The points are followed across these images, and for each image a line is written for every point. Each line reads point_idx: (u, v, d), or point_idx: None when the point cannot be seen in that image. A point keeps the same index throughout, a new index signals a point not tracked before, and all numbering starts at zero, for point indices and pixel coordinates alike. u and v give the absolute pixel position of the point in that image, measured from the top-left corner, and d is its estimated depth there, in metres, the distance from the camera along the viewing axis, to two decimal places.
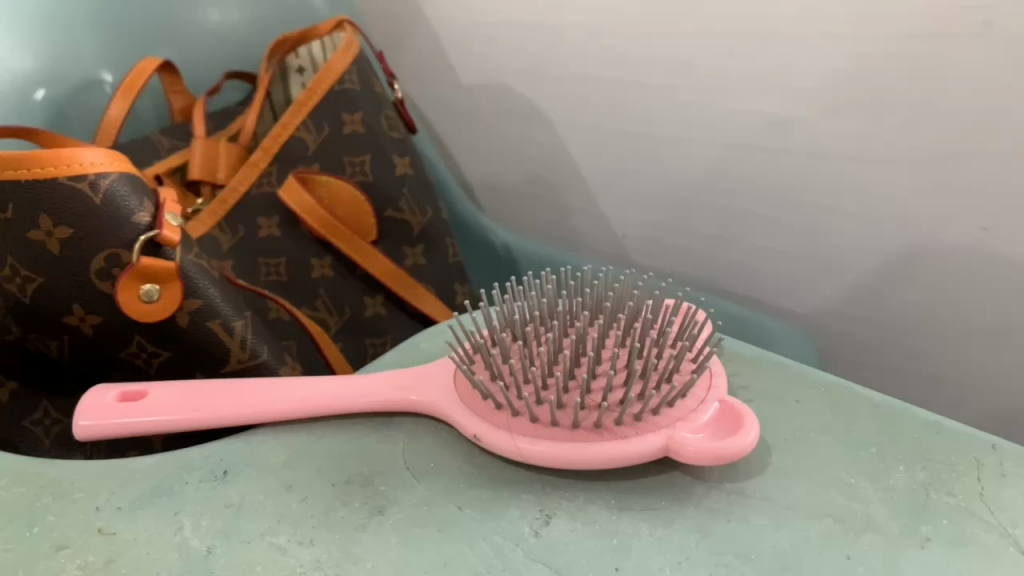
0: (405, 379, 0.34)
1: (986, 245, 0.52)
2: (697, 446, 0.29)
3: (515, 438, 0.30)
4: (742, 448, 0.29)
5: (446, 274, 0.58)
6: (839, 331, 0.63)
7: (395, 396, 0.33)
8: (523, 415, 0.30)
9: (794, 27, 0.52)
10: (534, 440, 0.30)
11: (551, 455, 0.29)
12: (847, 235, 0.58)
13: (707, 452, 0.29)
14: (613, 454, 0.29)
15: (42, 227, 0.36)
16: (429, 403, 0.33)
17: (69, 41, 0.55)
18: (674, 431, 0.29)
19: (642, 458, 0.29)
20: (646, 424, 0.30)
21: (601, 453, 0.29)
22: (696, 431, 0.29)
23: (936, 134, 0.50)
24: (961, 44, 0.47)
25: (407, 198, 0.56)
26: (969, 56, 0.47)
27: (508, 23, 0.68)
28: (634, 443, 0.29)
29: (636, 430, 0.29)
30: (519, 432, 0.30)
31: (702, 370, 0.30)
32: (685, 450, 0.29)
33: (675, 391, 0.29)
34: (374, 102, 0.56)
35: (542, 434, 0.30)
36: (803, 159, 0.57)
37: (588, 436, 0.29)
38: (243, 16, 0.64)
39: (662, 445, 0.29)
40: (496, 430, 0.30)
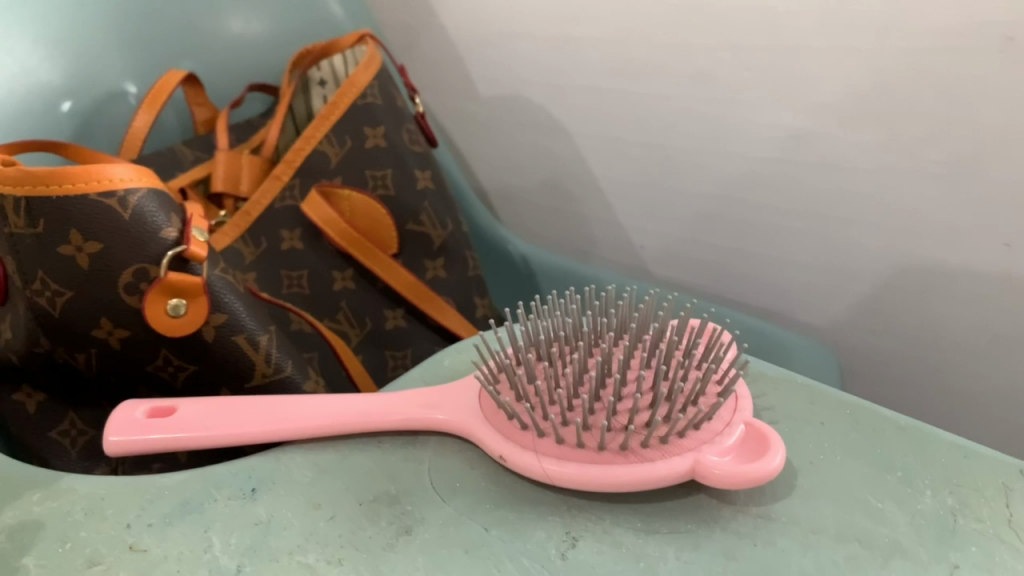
0: (431, 397, 0.34)
1: (1008, 261, 0.52)
2: (725, 472, 0.29)
3: (542, 460, 0.30)
4: (767, 472, 0.29)
5: (465, 287, 0.58)
6: (858, 344, 0.63)
7: (422, 414, 0.33)
8: (549, 436, 0.30)
9: (812, 40, 0.52)
10: (560, 461, 0.30)
11: (578, 477, 0.29)
12: (864, 248, 0.58)
13: (733, 476, 0.29)
14: (639, 477, 0.29)
15: (72, 242, 0.36)
16: (454, 422, 0.33)
17: (94, 54, 0.56)
18: (700, 454, 0.29)
19: (668, 480, 0.29)
20: (671, 447, 0.30)
21: (627, 476, 0.29)
22: (723, 455, 0.29)
23: (954, 149, 0.50)
24: (983, 60, 0.47)
25: (428, 211, 0.56)
26: (992, 71, 0.47)
27: (524, 35, 0.69)
28: (661, 466, 0.29)
29: (662, 453, 0.29)
30: (545, 453, 0.30)
31: (727, 394, 0.30)
32: (711, 473, 0.29)
33: (702, 414, 0.29)
34: (396, 116, 0.56)
35: (568, 455, 0.30)
36: (821, 172, 0.57)
37: (614, 458, 0.29)
38: (265, 29, 0.65)
39: (690, 469, 0.29)
40: (523, 450, 0.31)
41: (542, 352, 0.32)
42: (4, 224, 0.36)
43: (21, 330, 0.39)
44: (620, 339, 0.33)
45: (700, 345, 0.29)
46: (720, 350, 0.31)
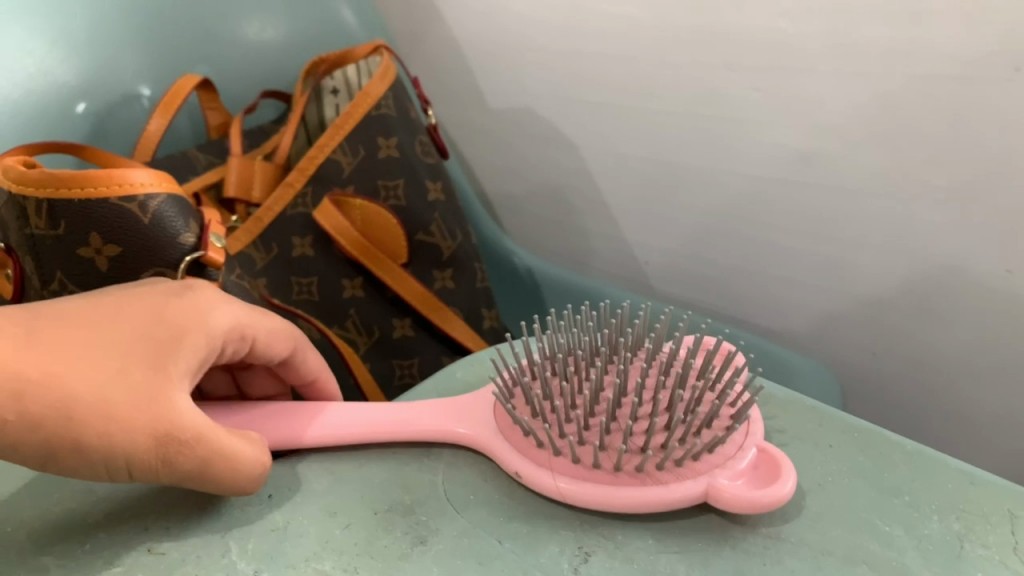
0: (446, 410, 0.35)
1: (1010, 287, 0.53)
2: (738, 496, 0.29)
3: (557, 478, 0.31)
4: (778, 498, 0.29)
5: (473, 297, 0.58)
6: (857, 364, 0.64)
7: (441, 427, 0.34)
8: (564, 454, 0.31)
9: (820, 63, 0.53)
10: (576, 481, 0.30)
11: (593, 496, 0.30)
12: (867, 269, 0.59)
13: (746, 501, 0.29)
14: (654, 500, 0.30)
15: (91, 244, 0.36)
16: (469, 436, 0.33)
17: (111, 55, 0.57)
18: (713, 478, 0.30)
19: (682, 503, 0.30)
20: (685, 470, 0.30)
21: (642, 497, 0.30)
22: (737, 480, 0.30)
23: (959, 175, 0.51)
24: (991, 87, 0.47)
25: (438, 222, 0.57)
26: (1000, 98, 0.47)
27: (535, 49, 0.70)
28: (676, 488, 0.30)
29: (676, 475, 0.30)
30: (560, 472, 0.31)
31: (741, 420, 0.31)
32: (723, 498, 0.29)
33: (717, 439, 0.30)
34: (409, 127, 0.56)
35: (584, 475, 0.30)
36: (825, 194, 0.58)
37: (630, 479, 0.30)
38: (280, 36, 0.65)
39: (703, 493, 0.30)
40: (539, 468, 0.31)
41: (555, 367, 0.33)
42: (25, 225, 0.36)
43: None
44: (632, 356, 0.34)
45: (715, 371, 0.29)
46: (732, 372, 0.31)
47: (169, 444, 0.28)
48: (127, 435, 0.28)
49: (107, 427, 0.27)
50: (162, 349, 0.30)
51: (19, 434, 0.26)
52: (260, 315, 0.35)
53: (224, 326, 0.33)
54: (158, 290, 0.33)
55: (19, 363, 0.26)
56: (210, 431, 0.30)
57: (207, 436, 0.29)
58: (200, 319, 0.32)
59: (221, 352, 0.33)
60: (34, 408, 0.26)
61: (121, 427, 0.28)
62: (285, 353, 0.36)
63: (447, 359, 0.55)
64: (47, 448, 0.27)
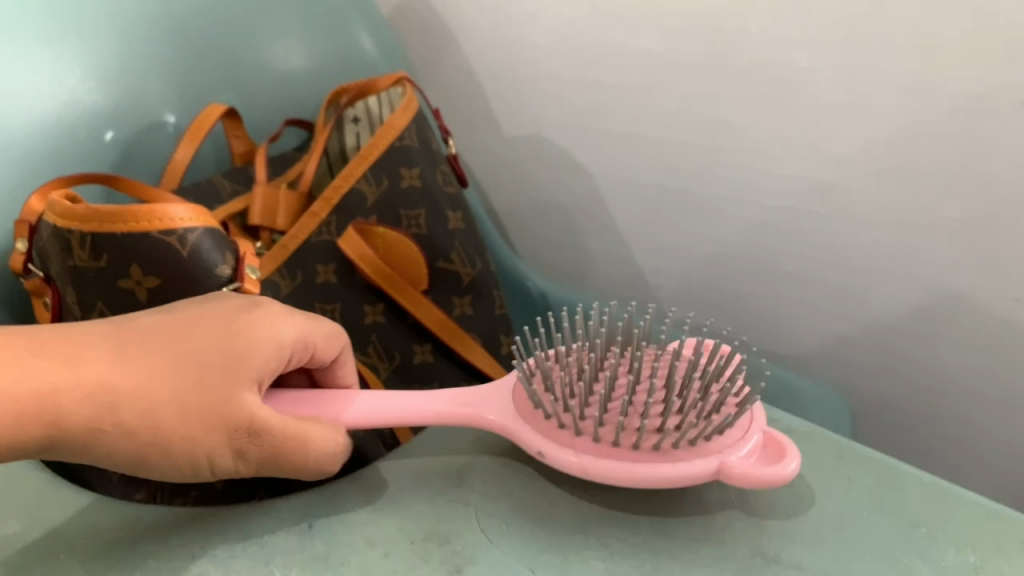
0: (477, 400, 0.38)
1: (1017, 318, 0.55)
2: (748, 471, 0.33)
3: (581, 456, 0.34)
4: (783, 477, 0.33)
5: (492, 324, 0.59)
6: (865, 390, 0.65)
7: (471, 414, 0.38)
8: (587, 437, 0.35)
9: (832, 97, 0.56)
10: (598, 458, 0.34)
11: (611, 470, 0.34)
12: (878, 298, 0.61)
13: (754, 477, 0.33)
14: (670, 476, 0.33)
15: (132, 276, 0.38)
16: (498, 423, 0.37)
17: (138, 84, 0.58)
18: (724, 458, 0.34)
19: (697, 478, 0.33)
20: (698, 450, 0.34)
21: (659, 473, 0.33)
22: (746, 458, 0.34)
23: (970, 207, 0.54)
24: (1002, 119, 0.50)
25: (458, 249, 0.58)
26: (1009, 131, 0.50)
27: (550, 77, 0.71)
28: (689, 465, 0.33)
29: (689, 454, 0.34)
30: (584, 451, 0.34)
31: (747, 406, 0.34)
32: (733, 474, 0.33)
33: (725, 423, 0.33)
34: (430, 157, 0.58)
35: (602, 451, 0.34)
36: (837, 224, 0.60)
37: (644, 455, 0.34)
38: (305, 63, 0.67)
39: (717, 469, 0.33)
40: (563, 448, 0.35)
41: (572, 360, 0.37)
42: (68, 257, 0.38)
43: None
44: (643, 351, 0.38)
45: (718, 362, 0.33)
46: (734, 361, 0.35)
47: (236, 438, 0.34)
48: (203, 437, 0.33)
49: (185, 431, 0.33)
50: (232, 360, 0.35)
51: (115, 441, 0.32)
52: (317, 321, 0.39)
53: (289, 335, 0.37)
54: (238, 300, 0.37)
55: (110, 379, 0.32)
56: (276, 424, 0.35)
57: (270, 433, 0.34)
58: (267, 332, 0.36)
59: (290, 359, 0.37)
60: (122, 417, 0.32)
61: (198, 431, 0.33)
62: (334, 355, 0.40)
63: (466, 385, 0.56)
64: (141, 454, 0.33)
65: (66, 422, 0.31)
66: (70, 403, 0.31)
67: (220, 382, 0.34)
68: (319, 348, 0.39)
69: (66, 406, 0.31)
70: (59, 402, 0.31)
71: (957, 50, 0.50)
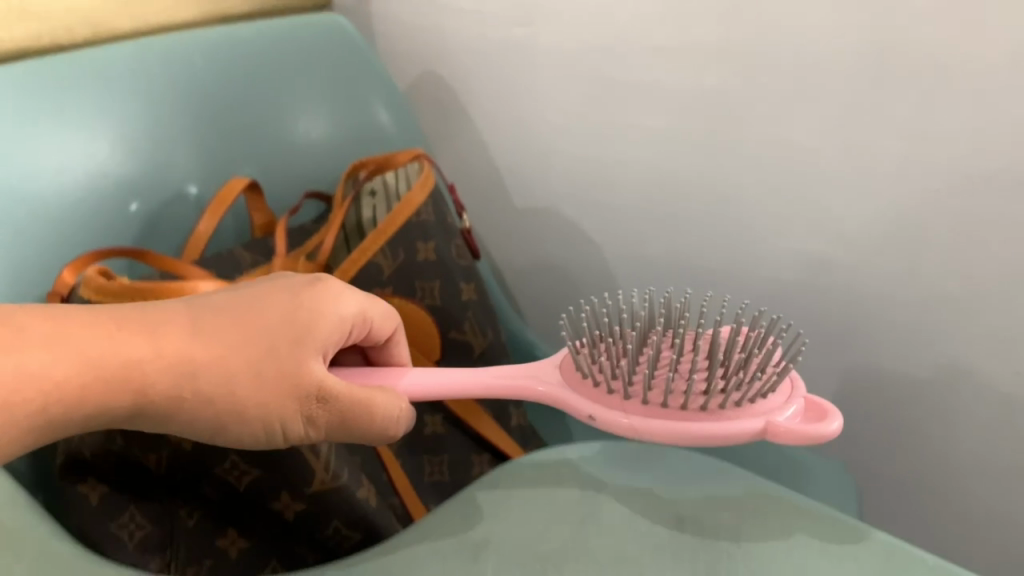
0: (530, 374, 0.45)
1: (1017, 390, 0.58)
2: (792, 429, 0.39)
3: (631, 417, 0.41)
4: (826, 434, 0.39)
5: (503, 396, 0.60)
6: (869, 465, 0.67)
7: (528, 384, 0.45)
8: (636, 400, 0.42)
9: (834, 175, 0.59)
10: (647, 419, 0.41)
11: (661, 429, 0.40)
12: (883, 370, 0.63)
13: (795, 432, 0.39)
14: (718, 433, 0.40)
15: None
16: (550, 394, 0.44)
17: (164, 155, 0.60)
18: (768, 417, 0.40)
19: (744, 437, 0.40)
20: (744, 410, 0.40)
21: (706, 431, 0.40)
22: (786, 419, 0.40)
23: (972, 281, 0.57)
24: (1000, 198, 0.54)
25: (471, 320, 0.59)
26: (1005, 209, 0.54)
27: (563, 152, 0.74)
28: (734, 423, 0.40)
29: (734, 414, 0.40)
30: (632, 412, 0.42)
31: (786, 374, 0.40)
32: (778, 432, 0.39)
33: (765, 388, 0.40)
34: (446, 231, 0.60)
35: (653, 415, 0.41)
36: (843, 298, 0.63)
37: (690, 417, 0.41)
38: (326, 135, 0.70)
39: (761, 429, 0.40)
40: (614, 411, 0.42)
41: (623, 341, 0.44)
42: None
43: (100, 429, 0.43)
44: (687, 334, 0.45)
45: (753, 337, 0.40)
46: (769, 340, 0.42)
47: (305, 402, 0.39)
48: (276, 404, 0.38)
49: (258, 398, 0.38)
50: (298, 333, 0.39)
51: (196, 408, 0.37)
52: (373, 300, 0.44)
53: (350, 310, 0.41)
54: (301, 279, 0.41)
55: (191, 352, 0.36)
56: (341, 391, 0.39)
57: (335, 397, 0.39)
58: (330, 307, 0.40)
59: (353, 330, 0.42)
60: (203, 387, 0.36)
61: (271, 399, 0.38)
62: (388, 334, 0.45)
63: (475, 456, 0.57)
64: (220, 419, 0.37)
65: (153, 389, 0.35)
66: (156, 374, 0.35)
67: (290, 352, 0.38)
68: (377, 321, 0.44)
69: (153, 376, 0.35)
70: (147, 373, 0.35)
71: (955, 129, 0.54)
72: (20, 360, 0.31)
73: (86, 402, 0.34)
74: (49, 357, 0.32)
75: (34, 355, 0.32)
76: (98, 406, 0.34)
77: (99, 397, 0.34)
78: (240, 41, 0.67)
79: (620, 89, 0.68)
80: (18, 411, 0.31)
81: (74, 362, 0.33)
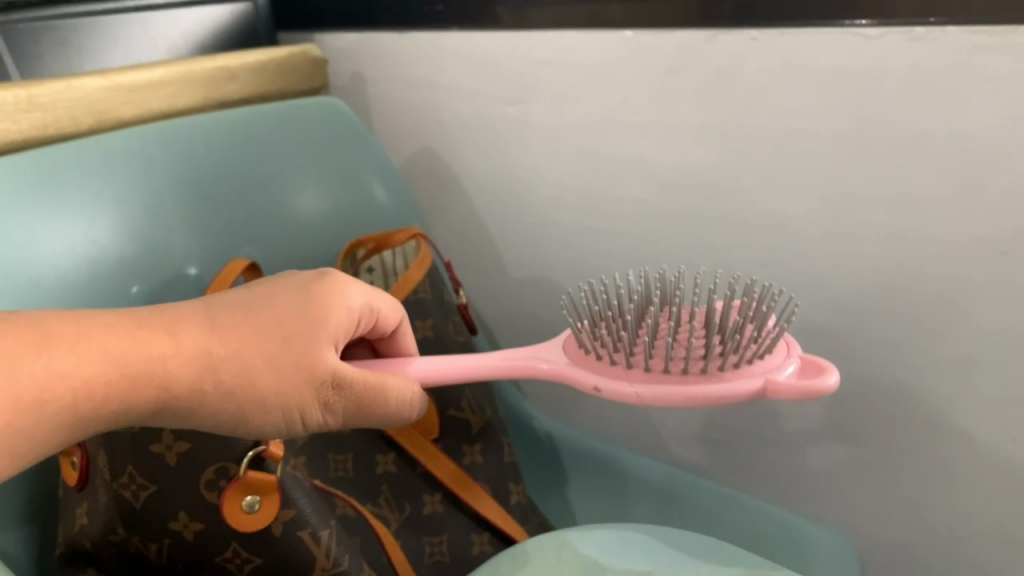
0: (536, 355, 0.50)
1: (1016, 455, 0.58)
2: (789, 386, 0.43)
3: (636, 385, 0.46)
4: (824, 387, 0.43)
5: (502, 472, 0.60)
6: (873, 530, 0.68)
7: (535, 363, 0.49)
8: (639, 369, 0.46)
9: (821, 245, 0.61)
10: (651, 386, 0.45)
11: (666, 395, 0.45)
12: (877, 434, 0.65)
13: (795, 389, 0.43)
14: (722, 393, 0.44)
15: (163, 441, 0.43)
16: (556, 370, 0.49)
17: (165, 237, 0.61)
18: (767, 377, 0.44)
19: (745, 396, 0.44)
20: (743, 371, 0.45)
21: (710, 391, 0.44)
22: (784, 377, 0.44)
23: (963, 348, 0.58)
24: (984, 268, 0.55)
25: (469, 397, 0.60)
26: (991, 278, 0.55)
27: (557, 225, 0.76)
28: (736, 384, 0.44)
29: (735, 376, 0.44)
30: (636, 379, 0.46)
31: (777, 339, 0.45)
32: (778, 388, 0.44)
33: (760, 351, 0.44)
34: (443, 309, 0.61)
35: (657, 382, 0.45)
36: (836, 363, 0.64)
37: (693, 381, 0.45)
38: (327, 207, 0.71)
39: (760, 388, 0.44)
40: (620, 382, 0.46)
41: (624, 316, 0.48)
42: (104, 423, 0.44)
43: (102, 518, 0.45)
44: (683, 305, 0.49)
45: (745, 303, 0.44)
46: (760, 305, 0.46)
47: (319, 387, 0.42)
48: (291, 391, 0.41)
49: (274, 387, 0.41)
50: (310, 326, 0.42)
51: (215, 400, 0.40)
52: (379, 292, 0.48)
53: (356, 302, 0.45)
54: (307, 275, 0.45)
55: (210, 348, 0.39)
56: (351, 377, 0.43)
57: (347, 380, 0.43)
58: (337, 300, 0.44)
59: (359, 321, 0.46)
60: (223, 378, 0.40)
61: (287, 387, 0.41)
62: (395, 324, 0.49)
63: (477, 536, 0.57)
64: (239, 409, 0.40)
65: (175, 385, 0.38)
66: (178, 369, 0.38)
67: (302, 342, 0.42)
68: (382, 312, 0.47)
69: (176, 371, 0.38)
70: (170, 368, 0.38)
71: (937, 198, 0.54)
72: (52, 360, 0.34)
73: (116, 398, 0.36)
74: (79, 356, 0.35)
75: (64, 355, 0.34)
76: (125, 403, 0.37)
77: (127, 394, 0.37)
78: (241, 123, 0.69)
79: (611, 163, 0.70)
80: (51, 407, 0.34)
81: (103, 361, 0.36)
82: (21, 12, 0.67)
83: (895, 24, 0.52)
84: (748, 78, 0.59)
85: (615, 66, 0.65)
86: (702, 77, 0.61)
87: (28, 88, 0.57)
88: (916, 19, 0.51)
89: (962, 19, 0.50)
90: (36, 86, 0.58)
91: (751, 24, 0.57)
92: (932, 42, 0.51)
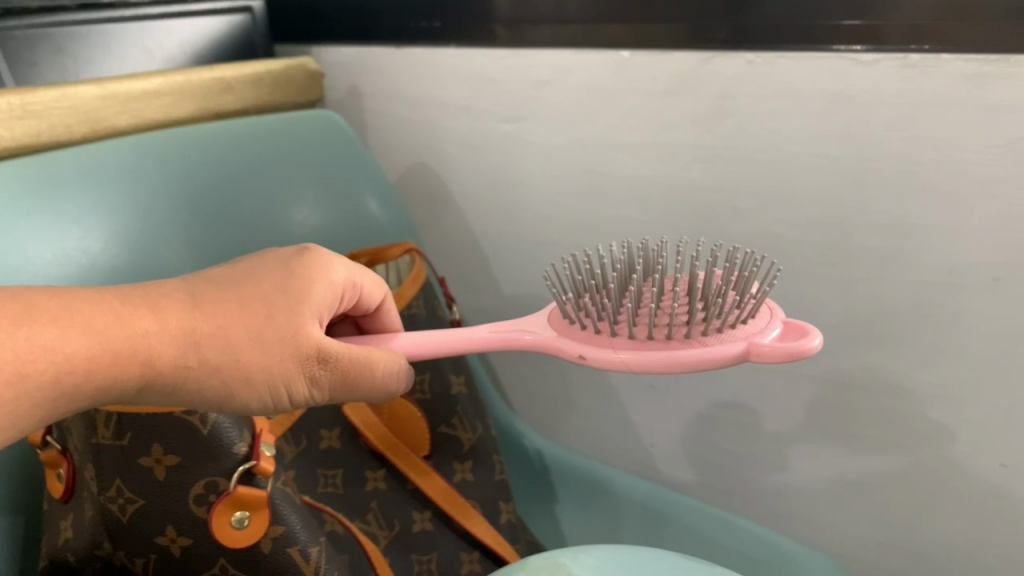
0: (518, 327, 0.50)
1: (1005, 481, 0.58)
2: (773, 349, 0.43)
3: (620, 353, 0.45)
4: (807, 349, 0.42)
5: (492, 490, 0.60)
6: (862, 553, 0.68)
7: (518, 334, 0.49)
8: (623, 338, 0.46)
9: (813, 267, 0.61)
10: (635, 352, 0.45)
11: (649, 360, 0.44)
12: (868, 457, 0.64)
13: (777, 351, 0.42)
14: (703, 357, 0.43)
15: (152, 455, 0.42)
16: (540, 341, 0.49)
17: (155, 246, 0.60)
18: (749, 341, 0.44)
19: (729, 360, 0.43)
20: (726, 337, 0.44)
21: (692, 355, 0.44)
22: (768, 341, 0.43)
23: (953, 373, 0.58)
24: (974, 294, 0.55)
25: (460, 415, 0.60)
26: (981, 304, 0.55)
27: (549, 242, 0.76)
28: (719, 348, 0.43)
29: (718, 340, 0.44)
30: (621, 348, 0.46)
31: (760, 303, 0.45)
32: (761, 352, 0.43)
33: (741, 316, 0.44)
34: (437, 324, 0.61)
35: (641, 349, 0.45)
36: (827, 386, 0.64)
37: (676, 346, 0.44)
38: (321, 220, 0.71)
39: (743, 351, 0.43)
40: (604, 352, 0.46)
41: (608, 287, 0.48)
42: (93, 434, 0.43)
43: (88, 533, 0.44)
44: (668, 277, 0.49)
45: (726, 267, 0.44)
46: (743, 273, 0.46)
47: (305, 361, 0.42)
48: (277, 366, 0.41)
49: (261, 362, 0.40)
50: (295, 299, 0.42)
51: (200, 375, 0.39)
52: (362, 268, 0.48)
53: (339, 277, 0.45)
54: (285, 252, 0.44)
55: (194, 323, 0.38)
56: (336, 350, 0.43)
57: (332, 353, 0.42)
58: (319, 275, 0.44)
59: (341, 297, 0.46)
60: (208, 354, 0.38)
61: (273, 362, 0.40)
62: (379, 301, 0.49)
63: (466, 556, 0.56)
64: (225, 385, 0.39)
65: (159, 361, 0.37)
66: (161, 344, 0.37)
67: (287, 315, 0.41)
68: (364, 290, 0.47)
69: (160, 346, 0.37)
70: (153, 344, 0.37)
71: (929, 225, 0.55)
72: (33, 332, 0.32)
73: (98, 374, 0.35)
74: (60, 331, 0.33)
75: (46, 329, 0.33)
76: (108, 380, 0.35)
77: (110, 369, 0.35)
78: (235, 133, 0.68)
79: (605, 182, 0.70)
80: (32, 382, 0.32)
81: (85, 336, 0.34)
82: (18, 18, 0.66)
83: (888, 51, 0.52)
84: (743, 100, 0.59)
85: (610, 86, 0.66)
86: (697, 99, 0.61)
87: (22, 95, 0.57)
88: (910, 46, 0.52)
89: (956, 47, 0.50)
90: (29, 93, 0.58)
91: (747, 47, 0.58)
92: (927, 69, 0.51)
